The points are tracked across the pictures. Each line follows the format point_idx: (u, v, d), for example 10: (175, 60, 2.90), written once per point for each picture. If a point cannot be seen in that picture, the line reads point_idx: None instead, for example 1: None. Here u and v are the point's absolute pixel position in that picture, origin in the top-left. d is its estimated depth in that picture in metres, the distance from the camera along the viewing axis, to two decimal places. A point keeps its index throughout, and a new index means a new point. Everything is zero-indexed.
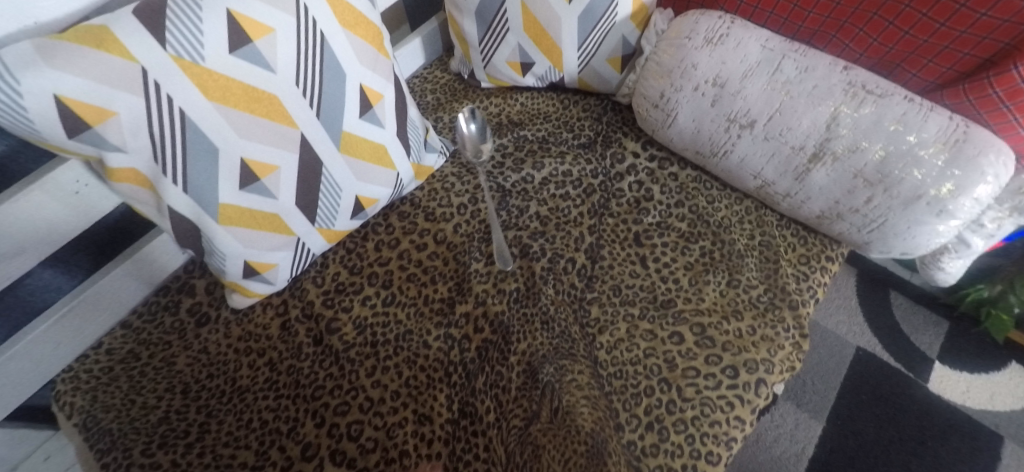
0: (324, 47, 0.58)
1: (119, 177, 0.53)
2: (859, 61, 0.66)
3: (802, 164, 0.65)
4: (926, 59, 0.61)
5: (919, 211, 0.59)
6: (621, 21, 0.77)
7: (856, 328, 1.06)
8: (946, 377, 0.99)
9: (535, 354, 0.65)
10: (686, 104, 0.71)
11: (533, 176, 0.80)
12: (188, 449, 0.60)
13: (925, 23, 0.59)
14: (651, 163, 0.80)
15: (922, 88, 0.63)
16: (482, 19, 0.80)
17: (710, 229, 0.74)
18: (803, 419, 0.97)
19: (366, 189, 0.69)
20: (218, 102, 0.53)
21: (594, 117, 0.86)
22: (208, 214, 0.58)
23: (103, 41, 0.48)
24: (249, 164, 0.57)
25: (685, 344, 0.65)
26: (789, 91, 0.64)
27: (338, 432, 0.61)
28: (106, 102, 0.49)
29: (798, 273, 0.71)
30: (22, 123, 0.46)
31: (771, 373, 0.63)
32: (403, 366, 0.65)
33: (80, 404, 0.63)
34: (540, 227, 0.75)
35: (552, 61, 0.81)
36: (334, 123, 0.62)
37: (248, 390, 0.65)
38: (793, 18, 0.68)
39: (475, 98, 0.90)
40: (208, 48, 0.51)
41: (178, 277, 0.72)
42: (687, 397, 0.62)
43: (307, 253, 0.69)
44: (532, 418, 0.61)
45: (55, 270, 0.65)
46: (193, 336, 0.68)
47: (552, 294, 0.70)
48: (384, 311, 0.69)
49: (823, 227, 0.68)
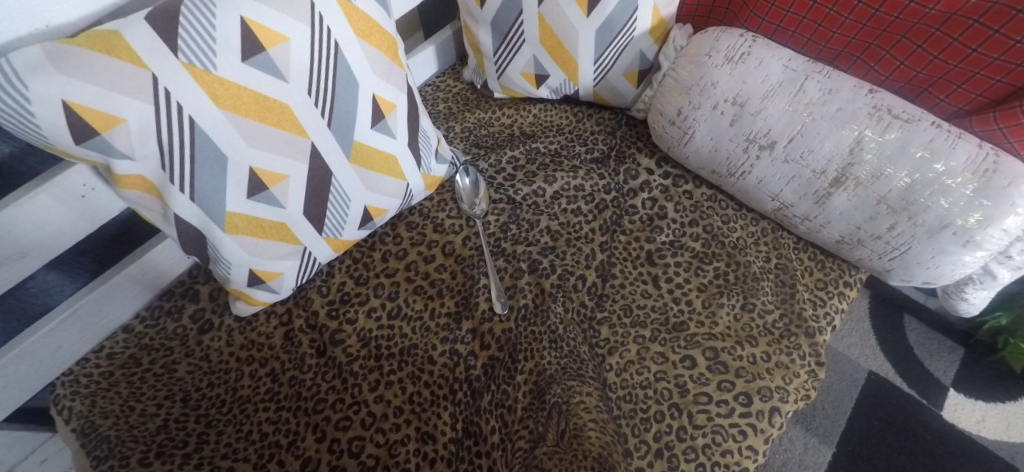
0: (338, 56, 0.57)
1: (126, 184, 0.52)
2: (884, 84, 0.64)
3: (823, 188, 0.63)
4: (955, 84, 0.60)
5: (945, 240, 0.57)
6: (639, 36, 0.76)
7: (870, 352, 1.03)
8: (962, 406, 0.97)
9: (542, 374, 0.63)
10: (703, 123, 0.69)
11: (545, 190, 0.78)
12: (186, 460, 0.59)
13: (956, 48, 0.58)
14: (666, 180, 0.78)
15: (949, 114, 0.62)
16: (498, 30, 0.79)
17: (725, 250, 0.72)
18: (812, 444, 0.94)
19: (375, 199, 0.68)
20: (229, 110, 0.52)
21: (608, 131, 0.84)
22: (215, 222, 0.57)
23: (114, 47, 0.47)
24: (258, 173, 0.56)
25: (697, 368, 0.64)
26: (811, 113, 0.63)
27: (339, 448, 0.60)
28: (115, 109, 0.48)
29: (815, 299, 0.69)
30: (30, 129, 0.46)
31: (785, 402, 0.62)
32: (407, 381, 0.64)
33: (79, 409, 0.61)
34: (550, 242, 0.74)
35: (568, 74, 0.80)
36: (345, 132, 0.61)
37: (249, 401, 0.64)
38: (817, 39, 0.67)
39: (488, 109, 0.89)
40: (220, 56, 0.51)
41: (182, 282, 0.71)
42: (698, 425, 0.60)
43: (313, 262, 0.68)
44: (537, 441, 0.59)
45: (59, 272, 0.65)
46: (195, 343, 0.67)
47: (561, 312, 0.68)
48: (389, 324, 0.68)
49: (842, 252, 0.67)
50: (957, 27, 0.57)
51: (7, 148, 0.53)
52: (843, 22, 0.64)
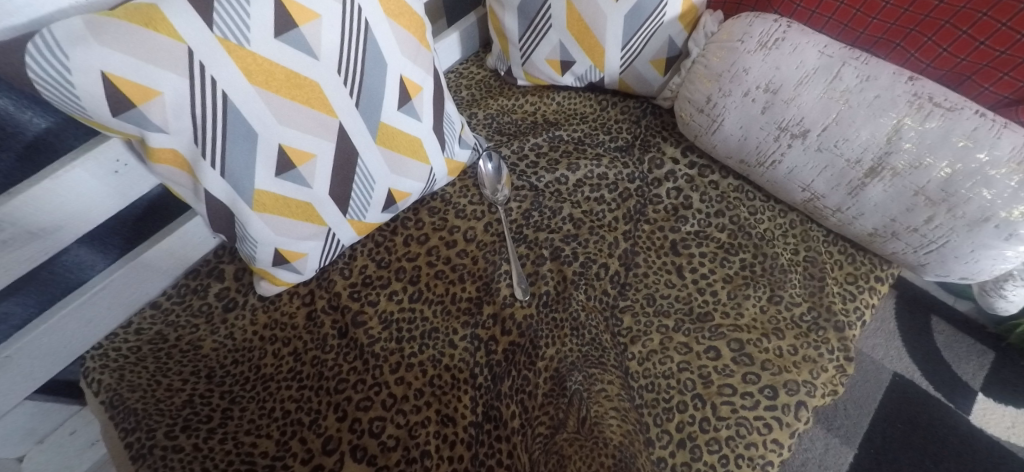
0: (368, 36, 0.57)
1: (159, 158, 0.52)
2: (925, 72, 0.62)
3: (857, 178, 0.62)
4: (1001, 72, 0.57)
5: (986, 234, 0.56)
6: (669, 22, 0.74)
7: (895, 353, 1.01)
8: (991, 411, 0.94)
9: (563, 361, 0.63)
10: (733, 110, 0.68)
11: (568, 177, 0.77)
12: (210, 434, 0.59)
13: (1004, 34, 0.56)
14: (691, 170, 0.77)
15: (994, 103, 0.59)
16: (525, 15, 0.78)
17: (752, 242, 0.71)
18: (834, 445, 0.92)
19: (399, 182, 0.68)
20: (261, 86, 0.53)
21: (633, 120, 0.83)
22: (243, 200, 0.57)
23: (151, 19, 0.47)
24: (286, 151, 0.57)
25: (722, 360, 0.63)
26: (848, 100, 0.61)
27: (360, 428, 0.60)
28: (152, 82, 0.48)
29: (845, 293, 0.67)
30: (69, 100, 0.46)
31: (812, 397, 0.60)
32: (428, 364, 0.64)
33: (107, 382, 0.63)
34: (573, 230, 0.73)
35: (594, 60, 0.79)
36: (372, 113, 0.61)
37: (272, 379, 0.64)
38: (855, 25, 0.65)
39: (511, 96, 0.88)
40: (254, 32, 0.51)
41: (207, 261, 0.72)
42: (721, 416, 0.59)
43: (337, 244, 0.68)
44: (558, 428, 0.58)
45: (90, 247, 0.66)
46: (220, 321, 0.68)
47: (583, 299, 0.68)
48: (410, 307, 0.68)
49: (875, 245, 0.65)
50: (1006, 11, 0.55)
51: (44, 123, 0.54)
52: (883, 7, 0.62)
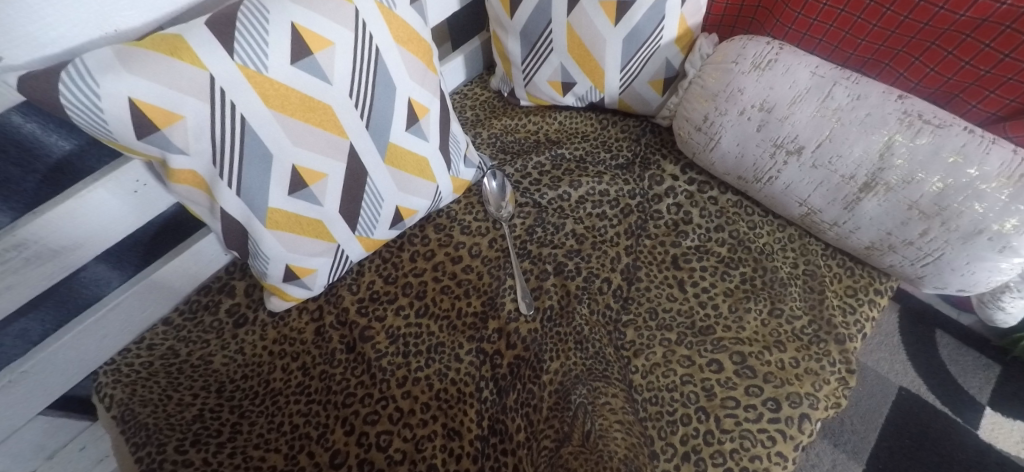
0: (379, 61, 0.59)
1: (178, 179, 0.54)
2: (914, 90, 0.65)
3: (852, 193, 0.63)
4: (987, 90, 0.60)
5: (979, 246, 0.57)
6: (666, 45, 0.77)
7: (900, 367, 1.01)
8: (999, 426, 0.94)
9: (568, 374, 0.64)
10: (730, 128, 0.70)
11: (570, 194, 0.79)
12: (220, 449, 0.61)
13: (988, 54, 0.58)
14: (690, 186, 0.78)
15: (983, 120, 0.62)
16: (527, 39, 0.81)
17: (752, 256, 0.72)
18: (841, 461, 0.92)
19: (407, 200, 0.70)
20: (278, 110, 0.55)
21: (632, 138, 0.85)
22: (258, 218, 0.59)
23: (176, 49, 0.50)
24: (300, 171, 0.59)
25: (724, 373, 0.64)
26: (840, 118, 0.63)
27: (367, 441, 0.61)
28: (175, 107, 0.51)
29: (844, 306, 0.68)
30: (97, 124, 0.49)
31: (815, 409, 0.61)
32: (434, 378, 0.65)
33: (120, 397, 0.64)
34: (576, 246, 0.74)
35: (594, 81, 0.81)
36: (381, 134, 0.63)
37: (281, 394, 0.66)
38: (845, 46, 0.68)
39: (514, 115, 0.90)
40: (272, 59, 0.53)
41: (219, 277, 0.73)
42: (725, 429, 0.60)
43: (346, 260, 0.70)
44: (563, 441, 0.59)
45: (107, 265, 0.68)
46: (230, 336, 0.70)
47: (586, 314, 0.69)
48: (417, 322, 0.69)
49: (873, 258, 0.67)
50: (988, 33, 0.57)
51: (68, 145, 0.57)
52: (871, 29, 0.65)
